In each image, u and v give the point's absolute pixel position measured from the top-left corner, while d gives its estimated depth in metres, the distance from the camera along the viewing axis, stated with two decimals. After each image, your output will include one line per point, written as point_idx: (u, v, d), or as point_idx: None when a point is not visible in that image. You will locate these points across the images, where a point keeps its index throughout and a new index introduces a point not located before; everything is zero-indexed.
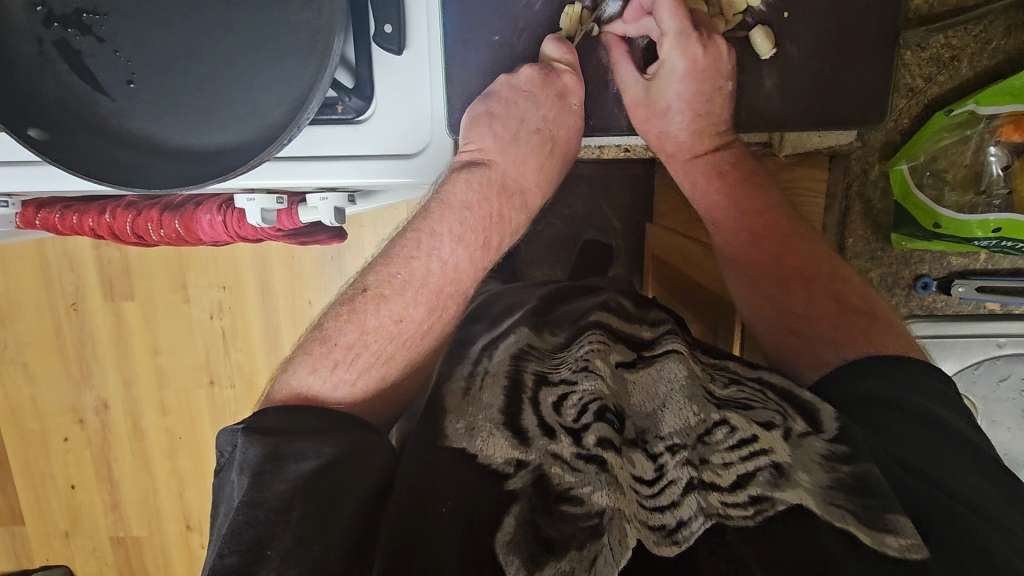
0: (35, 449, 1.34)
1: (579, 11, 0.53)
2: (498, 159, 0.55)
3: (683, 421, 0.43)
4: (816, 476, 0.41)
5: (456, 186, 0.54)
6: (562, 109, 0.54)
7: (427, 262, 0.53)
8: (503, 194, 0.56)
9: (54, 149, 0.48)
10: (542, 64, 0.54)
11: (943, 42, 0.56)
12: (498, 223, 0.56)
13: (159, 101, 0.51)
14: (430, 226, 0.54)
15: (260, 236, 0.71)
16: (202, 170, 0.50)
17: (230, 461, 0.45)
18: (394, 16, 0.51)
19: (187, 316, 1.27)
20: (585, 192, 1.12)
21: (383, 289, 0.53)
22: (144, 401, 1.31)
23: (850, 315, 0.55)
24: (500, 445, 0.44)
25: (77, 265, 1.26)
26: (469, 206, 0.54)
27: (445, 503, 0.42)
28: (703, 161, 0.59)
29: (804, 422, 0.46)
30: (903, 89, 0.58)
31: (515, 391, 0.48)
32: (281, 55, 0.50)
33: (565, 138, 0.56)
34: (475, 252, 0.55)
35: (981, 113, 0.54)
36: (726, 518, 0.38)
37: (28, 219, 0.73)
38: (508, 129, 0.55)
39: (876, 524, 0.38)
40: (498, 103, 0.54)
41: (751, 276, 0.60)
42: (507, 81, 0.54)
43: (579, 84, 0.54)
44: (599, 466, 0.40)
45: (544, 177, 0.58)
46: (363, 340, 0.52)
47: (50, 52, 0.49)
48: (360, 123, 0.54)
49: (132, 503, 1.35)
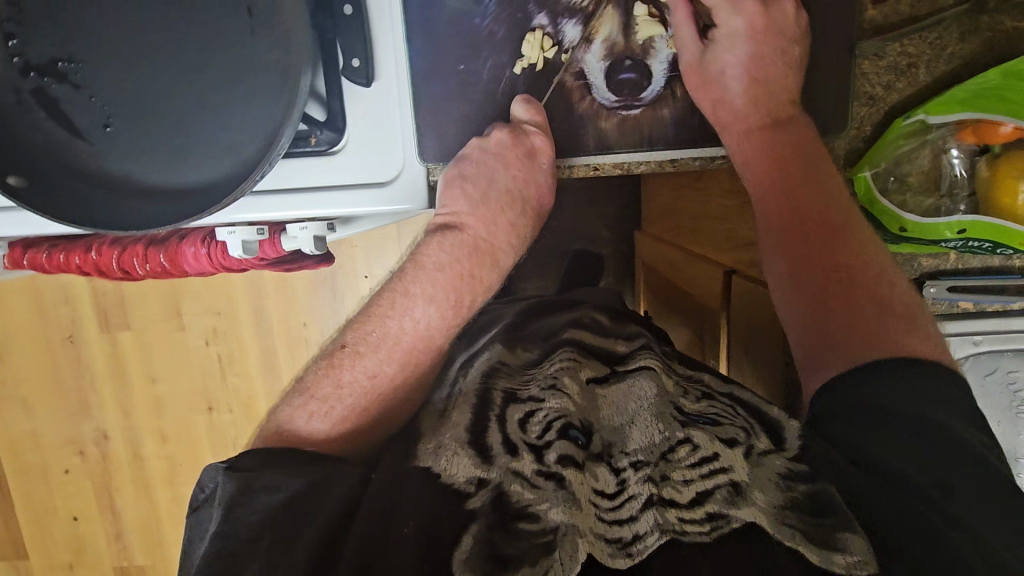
0: (35, 483, 1.34)
1: (540, 38, 0.56)
2: (470, 221, 0.58)
3: (648, 437, 0.44)
4: (771, 496, 0.42)
5: (430, 249, 0.57)
6: (531, 168, 0.57)
7: (400, 321, 0.55)
8: (475, 254, 0.58)
9: (34, 195, 0.50)
10: (512, 126, 0.57)
11: (899, 51, 0.57)
12: (469, 281, 0.57)
13: (134, 142, 0.52)
14: (404, 285, 0.56)
15: (245, 266, 0.73)
16: (178, 209, 0.51)
17: (211, 497, 0.48)
18: (362, 51, 0.53)
19: (182, 343, 1.27)
20: (573, 203, 1.12)
21: (359, 346, 0.55)
22: (143, 430, 1.32)
23: (884, 316, 0.50)
24: (463, 464, 0.45)
25: (71, 298, 1.27)
26: (441, 267, 0.56)
27: (407, 524, 0.42)
28: (758, 134, 0.56)
29: (767, 438, 0.47)
30: (862, 97, 0.59)
31: (483, 407, 0.49)
32: (252, 93, 0.51)
33: (536, 196, 0.60)
34: (446, 310, 0.56)
35: (931, 122, 0.55)
36: (682, 534, 0.39)
37: (15, 258, 0.73)
38: (478, 188, 0.58)
39: (827, 542, 0.40)
40: (469, 167, 0.57)
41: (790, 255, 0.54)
42: (479, 144, 0.57)
43: (548, 143, 0.57)
44: (558, 482, 0.42)
45: (515, 235, 0.60)
46: (339, 393, 0.53)
47: (28, 101, 0.50)
48: (333, 154, 0.56)
49: (134, 532, 1.36)
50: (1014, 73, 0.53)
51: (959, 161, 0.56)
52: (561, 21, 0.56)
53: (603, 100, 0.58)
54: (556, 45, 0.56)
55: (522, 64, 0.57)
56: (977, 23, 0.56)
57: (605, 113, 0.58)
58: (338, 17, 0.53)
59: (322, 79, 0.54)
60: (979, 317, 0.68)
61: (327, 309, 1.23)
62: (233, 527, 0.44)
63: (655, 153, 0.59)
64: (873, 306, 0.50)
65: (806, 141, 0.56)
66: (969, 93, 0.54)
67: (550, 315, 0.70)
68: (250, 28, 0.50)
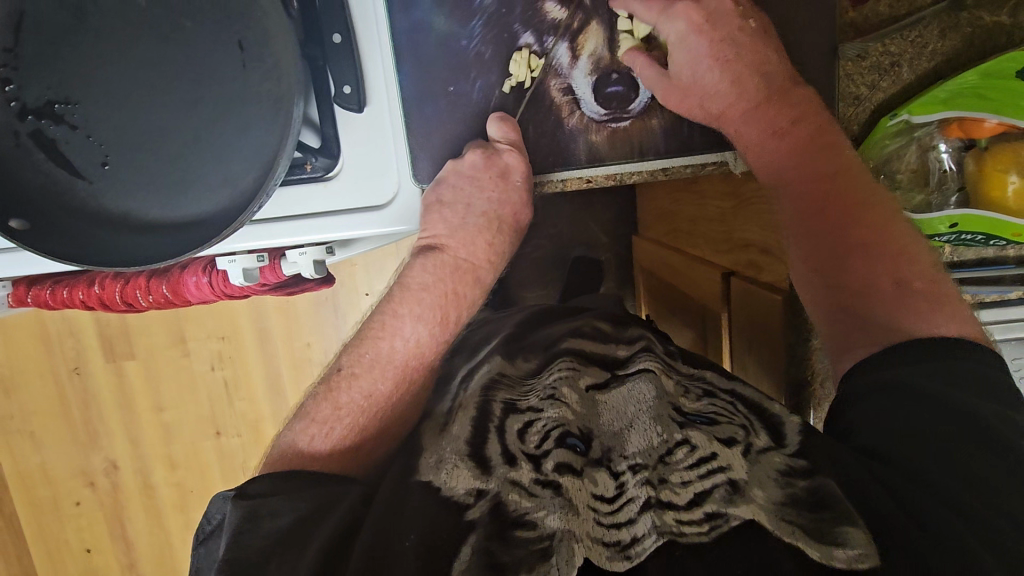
0: (47, 516, 1.34)
1: (528, 56, 0.57)
2: (449, 242, 0.58)
3: (646, 441, 0.44)
4: (770, 492, 0.43)
5: (414, 271, 0.58)
6: (506, 188, 0.57)
7: (391, 342, 0.57)
8: (457, 274, 0.58)
9: (34, 237, 0.50)
10: (484, 147, 0.57)
11: (881, 51, 0.59)
12: (454, 300, 0.58)
13: (133, 179, 0.52)
14: (392, 307, 0.58)
15: (247, 292, 0.73)
16: (178, 242, 0.52)
17: (219, 526, 0.49)
18: (353, 77, 0.55)
19: (188, 370, 1.28)
20: (570, 210, 1.13)
21: (354, 368, 0.57)
22: (152, 458, 1.32)
23: (911, 298, 0.48)
24: (463, 475, 0.46)
25: (76, 330, 1.27)
26: (426, 288, 0.57)
27: (410, 536, 0.43)
28: (765, 117, 0.55)
29: (767, 436, 0.47)
30: (848, 98, 0.60)
31: (482, 420, 0.49)
32: (247, 125, 0.51)
33: (512, 215, 0.59)
34: (434, 327, 0.58)
35: (915, 122, 0.56)
36: (680, 535, 0.40)
37: (20, 296, 0.74)
38: (457, 212, 0.58)
39: (826, 537, 0.40)
40: (445, 189, 0.57)
41: (810, 243, 0.53)
42: (455, 167, 0.57)
43: (521, 161, 0.57)
44: (554, 490, 0.43)
45: (494, 254, 0.60)
46: (337, 414, 0.55)
47: (27, 144, 0.51)
48: (329, 180, 0.57)
49: (148, 560, 1.36)
50: (990, 73, 0.54)
51: (947, 155, 0.58)
52: (547, 39, 0.57)
53: (590, 113, 0.59)
54: (543, 62, 0.57)
55: (511, 82, 0.58)
56: (956, 19, 0.57)
57: (595, 126, 0.59)
58: (327, 45, 0.54)
59: (315, 107, 0.55)
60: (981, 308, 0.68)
61: (330, 329, 1.24)
62: (241, 553, 0.45)
63: (646, 163, 0.60)
64: (899, 287, 0.49)
65: (818, 118, 0.54)
66: (951, 93, 0.55)
67: (553, 323, 0.71)
68: (242, 62, 0.51)
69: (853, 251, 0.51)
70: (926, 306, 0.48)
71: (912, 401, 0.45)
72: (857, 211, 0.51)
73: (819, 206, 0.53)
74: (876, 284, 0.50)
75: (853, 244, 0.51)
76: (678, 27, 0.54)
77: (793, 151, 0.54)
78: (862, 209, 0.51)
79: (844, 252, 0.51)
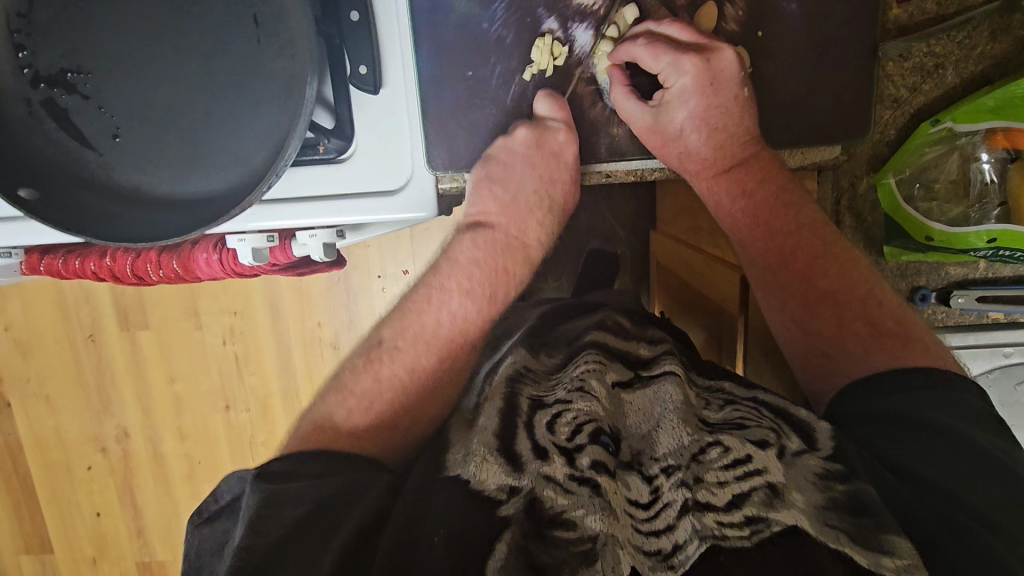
0: (59, 479, 1.37)
1: (550, 43, 0.56)
2: (499, 219, 0.60)
3: (677, 440, 0.45)
4: (810, 496, 0.43)
5: (463, 246, 0.60)
6: (558, 165, 0.59)
7: (437, 314, 0.57)
8: (507, 251, 0.60)
9: (44, 208, 0.50)
10: (535, 123, 0.57)
11: (925, 51, 0.60)
12: (502, 277, 0.60)
13: (144, 154, 0.52)
14: (438, 283, 0.58)
15: (256, 271, 0.73)
16: (188, 218, 0.51)
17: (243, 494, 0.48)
18: (369, 57, 0.52)
19: (200, 343, 1.29)
20: (588, 203, 1.10)
21: (397, 341, 0.57)
22: (163, 428, 1.33)
23: (884, 340, 0.54)
24: (493, 470, 0.44)
25: (93, 298, 1.28)
26: (476, 262, 0.59)
27: (437, 534, 0.42)
28: (727, 179, 0.60)
29: (799, 440, 0.47)
30: (888, 100, 0.62)
31: (510, 414, 0.49)
32: (260, 103, 0.50)
33: (563, 192, 0.61)
34: (482, 304, 0.58)
35: (959, 130, 0.58)
36: (723, 539, 0.39)
37: (32, 264, 0.73)
38: (507, 189, 0.60)
39: (872, 545, 0.40)
40: (494, 167, 0.59)
41: (782, 294, 0.59)
42: (505, 143, 0.58)
43: (573, 140, 0.58)
44: (593, 489, 0.42)
45: (545, 232, 0.62)
46: (377, 386, 0.54)
47: (39, 112, 0.50)
48: (342, 162, 0.55)
49: (155, 528, 1.38)
50: None
51: (988, 166, 0.59)
52: (571, 26, 0.56)
53: (608, 106, 0.59)
54: (566, 49, 0.57)
55: (532, 70, 0.57)
56: (1007, 21, 0.59)
57: (617, 118, 0.59)
58: (345, 24, 0.52)
59: (330, 86, 0.53)
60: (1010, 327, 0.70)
61: (343, 310, 1.23)
62: (259, 538, 0.43)
63: None
64: (869, 331, 0.55)
65: (779, 177, 0.59)
66: (998, 102, 0.56)
67: (571, 319, 0.69)
68: (256, 37, 0.49)
69: (821, 299, 0.57)
70: (898, 345, 0.54)
71: (918, 430, 0.49)
72: (818, 262, 0.58)
73: (786, 256, 0.59)
74: (846, 330, 0.56)
75: (820, 291, 0.57)
76: (685, 82, 0.56)
77: (756, 208, 0.59)
78: (823, 259, 0.58)
79: (813, 301, 0.57)
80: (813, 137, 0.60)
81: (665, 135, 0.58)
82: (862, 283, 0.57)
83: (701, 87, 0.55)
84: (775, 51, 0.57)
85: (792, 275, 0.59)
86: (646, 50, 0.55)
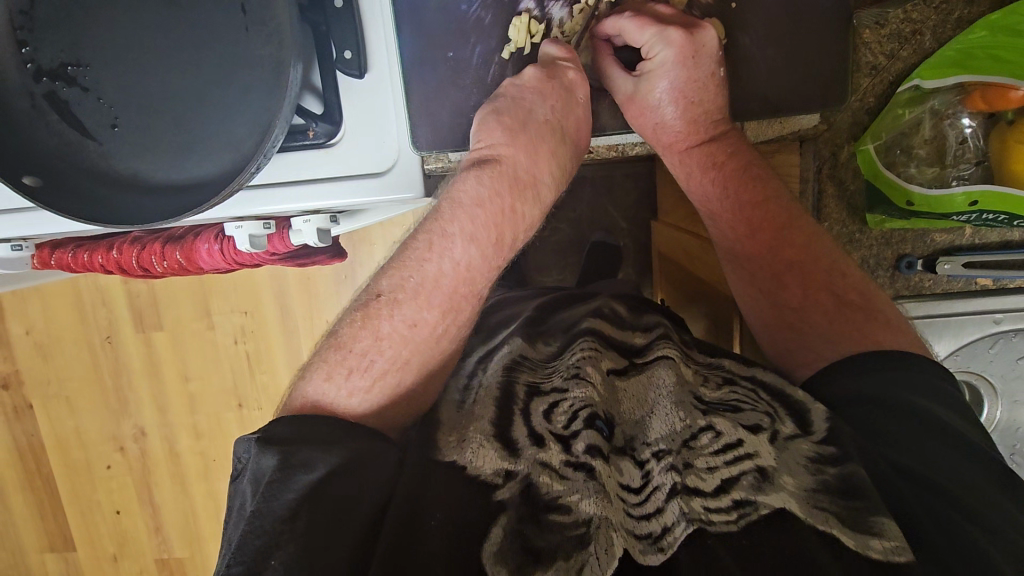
0: (81, 478, 1.41)
1: (527, 21, 0.58)
2: (506, 152, 0.54)
3: (670, 426, 0.46)
4: (801, 479, 0.44)
5: (467, 184, 0.53)
6: (569, 104, 0.56)
7: (439, 263, 0.52)
8: (514, 188, 0.54)
9: (46, 194, 0.52)
10: (547, 63, 0.56)
11: (902, 17, 0.63)
12: (510, 217, 0.54)
13: (141, 142, 0.54)
14: (440, 226, 0.53)
15: (257, 261, 0.75)
16: (184, 202, 0.53)
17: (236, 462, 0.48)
18: (353, 42, 0.54)
19: (212, 341, 1.31)
20: (587, 193, 1.11)
21: (396, 294, 0.52)
22: (178, 426, 1.36)
23: (849, 311, 0.56)
24: (489, 456, 0.46)
25: (108, 299, 1.32)
26: (480, 203, 0.53)
27: (435, 515, 0.43)
28: (699, 153, 0.60)
29: (792, 423, 0.48)
30: (866, 67, 0.65)
31: (506, 400, 0.50)
32: (251, 88, 0.52)
33: (574, 129, 0.57)
34: (487, 250, 0.53)
35: (925, 86, 0.61)
36: (708, 523, 0.41)
37: (44, 259, 0.76)
38: (517, 119, 0.54)
39: (860, 526, 0.41)
40: (504, 101, 0.55)
41: (749, 274, 0.61)
42: (513, 82, 0.56)
43: (582, 79, 0.56)
44: (587, 473, 0.43)
45: (556, 166, 0.56)
46: (378, 346, 0.52)
47: (42, 105, 0.53)
48: (331, 146, 0.57)
49: (173, 525, 1.41)
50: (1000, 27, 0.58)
51: (969, 130, 0.61)
52: (548, 3, 0.58)
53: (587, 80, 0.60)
54: (543, 27, 0.58)
55: (510, 48, 0.59)
56: None
57: (596, 96, 0.61)
58: (329, 10, 0.54)
59: (318, 73, 0.56)
60: (1000, 294, 0.71)
61: None
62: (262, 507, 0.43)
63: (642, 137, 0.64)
64: (833, 303, 0.57)
65: (744, 154, 0.60)
66: (962, 54, 0.60)
67: (571, 306, 0.69)
68: (244, 25, 0.51)
69: (789, 269, 0.59)
70: (860, 317, 0.55)
71: (905, 416, 0.48)
72: (788, 235, 0.59)
73: (758, 228, 0.60)
74: (811, 302, 0.58)
75: (789, 260, 0.59)
76: (668, 54, 0.55)
77: (724, 179, 0.60)
78: (793, 233, 0.59)
79: (781, 271, 0.59)
80: (793, 105, 0.60)
81: (641, 111, 0.58)
82: (832, 258, 0.58)
83: (683, 58, 0.54)
84: (754, 22, 0.58)
85: (760, 246, 0.60)
86: (632, 23, 0.55)
